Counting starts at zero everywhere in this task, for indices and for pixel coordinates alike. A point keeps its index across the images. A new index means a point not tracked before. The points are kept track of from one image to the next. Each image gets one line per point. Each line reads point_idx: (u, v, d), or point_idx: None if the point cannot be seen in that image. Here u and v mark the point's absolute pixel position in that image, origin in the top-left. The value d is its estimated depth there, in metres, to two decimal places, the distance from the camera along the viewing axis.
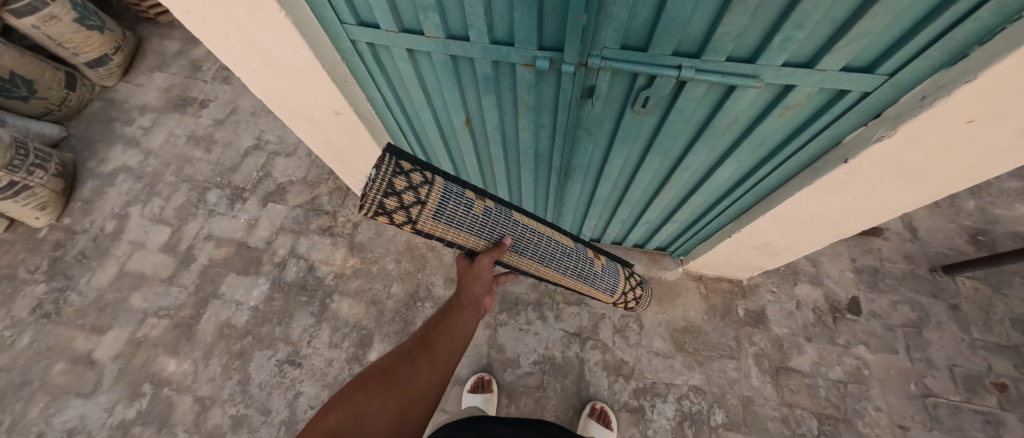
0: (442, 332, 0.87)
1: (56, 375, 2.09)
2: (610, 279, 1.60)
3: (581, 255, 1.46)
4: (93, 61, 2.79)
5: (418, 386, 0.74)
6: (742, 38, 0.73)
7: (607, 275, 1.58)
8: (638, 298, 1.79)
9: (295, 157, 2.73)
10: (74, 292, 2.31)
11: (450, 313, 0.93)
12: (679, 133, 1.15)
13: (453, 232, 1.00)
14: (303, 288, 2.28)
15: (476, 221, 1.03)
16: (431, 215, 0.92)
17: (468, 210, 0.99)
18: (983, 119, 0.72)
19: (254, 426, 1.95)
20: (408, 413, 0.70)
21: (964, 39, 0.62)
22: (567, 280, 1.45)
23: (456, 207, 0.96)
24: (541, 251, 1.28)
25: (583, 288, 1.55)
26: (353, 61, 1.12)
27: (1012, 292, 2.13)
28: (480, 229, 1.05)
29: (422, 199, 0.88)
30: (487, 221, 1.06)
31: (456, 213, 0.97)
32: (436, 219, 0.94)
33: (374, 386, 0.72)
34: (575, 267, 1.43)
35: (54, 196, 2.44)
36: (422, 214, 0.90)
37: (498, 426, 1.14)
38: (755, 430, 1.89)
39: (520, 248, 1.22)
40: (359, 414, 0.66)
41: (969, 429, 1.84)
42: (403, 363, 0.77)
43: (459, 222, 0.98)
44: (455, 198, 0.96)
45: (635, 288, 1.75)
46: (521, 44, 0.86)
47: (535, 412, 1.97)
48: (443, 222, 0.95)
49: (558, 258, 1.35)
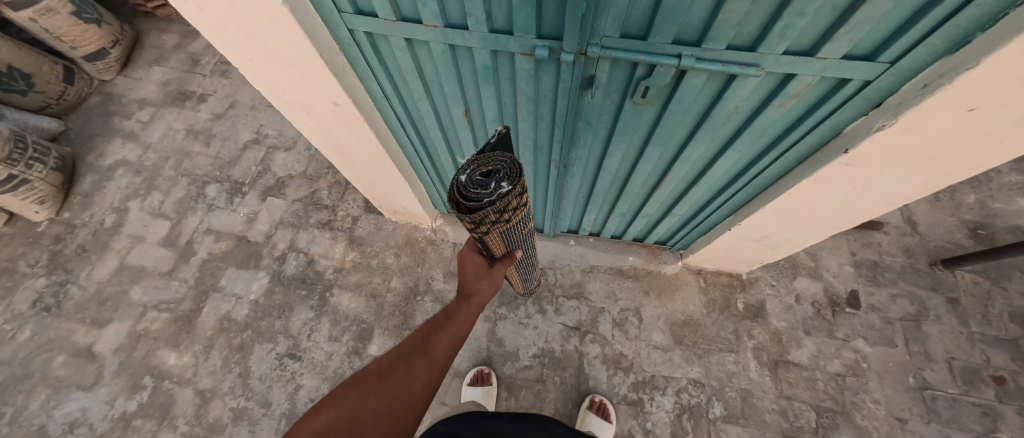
0: (443, 336, 0.81)
1: (57, 368, 2.10)
2: (528, 276, 1.80)
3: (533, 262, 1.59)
4: (91, 55, 2.78)
5: (413, 392, 0.71)
6: (743, 25, 0.72)
7: (530, 276, 1.76)
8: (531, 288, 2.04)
9: (294, 151, 2.72)
10: (75, 286, 2.31)
11: (454, 314, 0.87)
12: (678, 124, 1.15)
13: (498, 244, 0.92)
14: (303, 282, 2.28)
15: (517, 239, 1.00)
16: (504, 230, 0.83)
17: (525, 227, 0.96)
18: (983, 109, 0.72)
19: (255, 419, 1.96)
20: (398, 421, 0.67)
21: (967, 26, 0.61)
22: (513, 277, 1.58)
23: (517, 229, 0.91)
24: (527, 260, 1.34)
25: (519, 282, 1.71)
26: (351, 51, 1.12)
27: (1012, 286, 2.13)
28: (513, 242, 1.02)
29: (510, 219, 0.79)
30: (523, 236, 1.05)
31: (518, 230, 0.92)
32: (504, 233, 0.85)
33: (367, 390, 0.71)
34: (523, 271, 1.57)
35: (53, 190, 2.44)
36: (502, 228, 0.80)
37: (495, 421, 1.12)
38: (753, 423, 1.90)
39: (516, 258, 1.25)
40: (351, 418, 0.66)
41: (966, 421, 1.85)
42: (399, 367, 0.74)
43: (512, 236, 0.93)
44: (523, 220, 0.91)
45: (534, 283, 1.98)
46: (520, 33, 0.85)
47: (534, 405, 1.98)
48: (503, 236, 0.87)
49: (525, 265, 1.44)
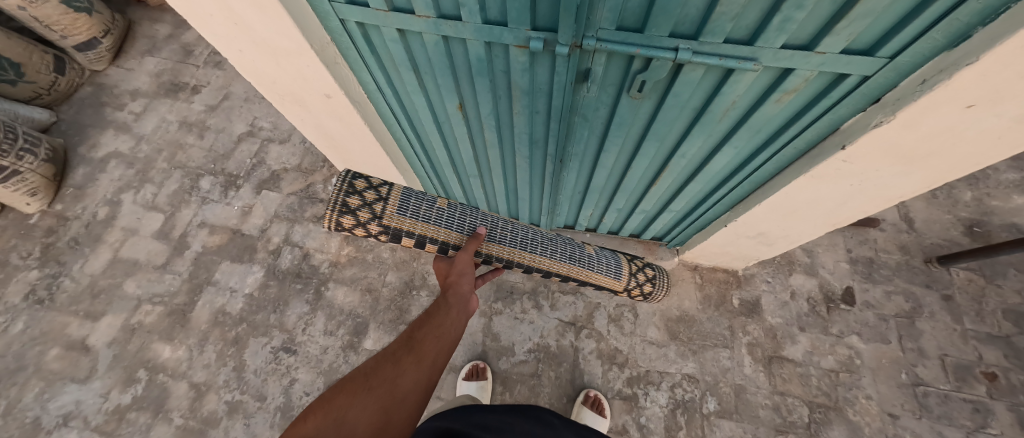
0: (428, 332, 0.83)
1: (51, 361, 2.10)
2: (610, 265, 1.62)
3: (573, 243, 1.57)
4: (81, 44, 2.73)
5: (403, 387, 0.66)
6: (741, 18, 0.71)
7: (604, 259, 1.61)
8: (653, 281, 1.75)
9: (289, 143, 2.70)
10: (68, 278, 2.30)
11: (434, 313, 0.91)
12: (676, 120, 1.14)
13: (422, 227, 1.16)
14: (298, 276, 2.27)
15: (442, 213, 1.21)
16: (395, 209, 1.13)
17: (431, 207, 1.20)
18: (981, 105, 0.71)
19: (249, 412, 1.96)
20: (391, 417, 0.60)
21: (968, 20, 0.60)
22: (564, 268, 1.46)
23: (417, 203, 1.18)
24: (521, 237, 1.38)
25: (580, 274, 1.52)
26: (342, 41, 1.09)
27: (1006, 283, 2.13)
28: (452, 223, 1.22)
29: (382, 195, 1.12)
30: (453, 215, 1.24)
31: (419, 209, 1.17)
32: (401, 213, 1.13)
33: (354, 388, 0.62)
34: (565, 252, 1.49)
35: (45, 181, 2.41)
36: (388, 209, 1.12)
37: (491, 415, 1.11)
38: (747, 418, 1.91)
39: (498, 238, 1.32)
40: (339, 417, 0.55)
41: (957, 417, 1.87)
42: (386, 363, 0.70)
43: (424, 217, 1.17)
44: (416, 198, 1.19)
45: (636, 270, 1.70)
46: (514, 25, 0.83)
47: (529, 399, 1.99)
48: (408, 217, 1.14)
49: (540, 242, 1.43)
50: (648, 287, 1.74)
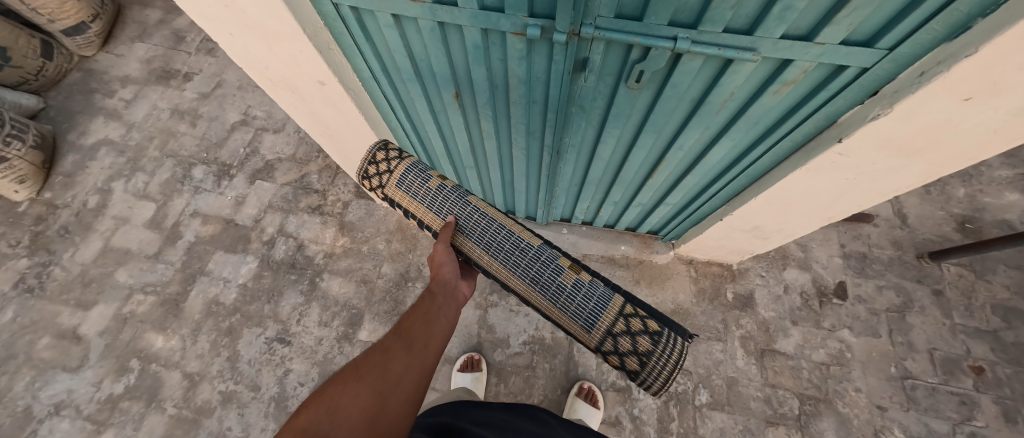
0: (416, 318, 0.80)
1: (42, 350, 2.08)
2: (585, 308, 0.97)
3: (549, 258, 1.02)
4: (70, 29, 2.66)
5: (396, 372, 0.64)
6: (741, 7, 0.69)
7: (580, 298, 0.97)
8: (647, 364, 0.92)
9: (283, 133, 2.67)
10: (58, 267, 2.27)
11: (423, 301, 0.88)
12: (675, 110, 1.12)
13: (411, 204, 1.15)
14: (292, 266, 2.26)
15: (428, 195, 1.12)
16: (395, 182, 1.16)
17: (423, 185, 1.13)
18: (979, 98, 0.70)
19: (243, 402, 1.95)
20: (386, 402, 0.58)
21: (967, 11, 0.59)
22: (519, 285, 1.03)
23: (413, 178, 1.14)
24: (488, 236, 1.05)
25: (539, 302, 1.02)
26: (336, 26, 1.05)
27: (995, 279, 2.16)
28: (436, 205, 1.11)
29: (389, 168, 1.17)
30: (438, 197, 1.11)
31: (411, 184, 1.14)
32: (400, 186, 1.15)
33: (346, 378, 0.61)
34: (526, 269, 1.01)
35: (34, 169, 2.37)
36: (390, 180, 1.17)
37: (486, 411, 1.09)
38: (738, 410, 1.94)
39: (467, 230, 1.08)
40: (332, 406, 0.55)
41: (944, 409, 1.90)
42: (375, 351, 0.68)
43: (415, 194, 1.14)
44: (416, 171, 1.15)
45: (620, 332, 0.94)
46: (511, 11, 0.81)
47: (524, 390, 2.01)
48: (402, 191, 1.15)
49: (501, 247, 1.03)
50: (636, 367, 0.94)
